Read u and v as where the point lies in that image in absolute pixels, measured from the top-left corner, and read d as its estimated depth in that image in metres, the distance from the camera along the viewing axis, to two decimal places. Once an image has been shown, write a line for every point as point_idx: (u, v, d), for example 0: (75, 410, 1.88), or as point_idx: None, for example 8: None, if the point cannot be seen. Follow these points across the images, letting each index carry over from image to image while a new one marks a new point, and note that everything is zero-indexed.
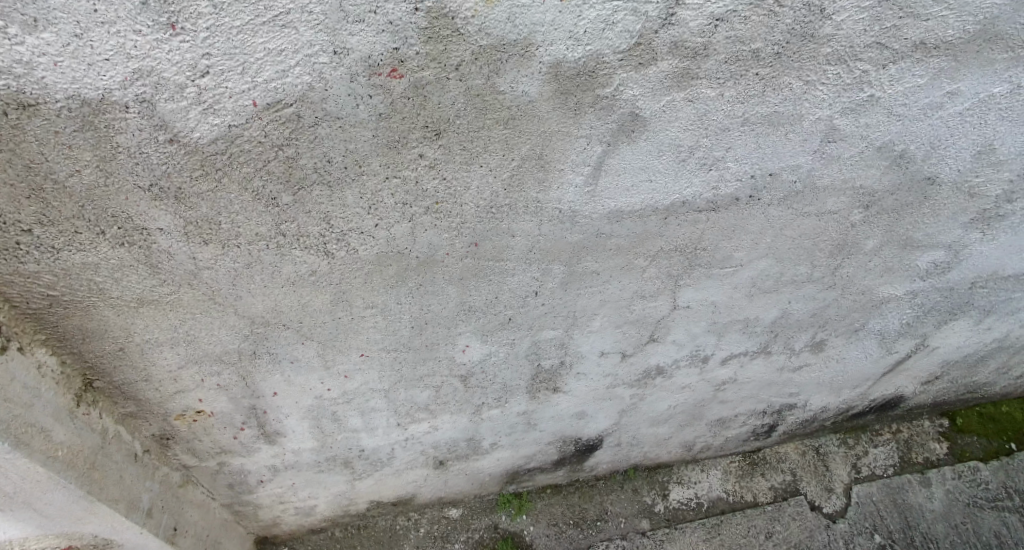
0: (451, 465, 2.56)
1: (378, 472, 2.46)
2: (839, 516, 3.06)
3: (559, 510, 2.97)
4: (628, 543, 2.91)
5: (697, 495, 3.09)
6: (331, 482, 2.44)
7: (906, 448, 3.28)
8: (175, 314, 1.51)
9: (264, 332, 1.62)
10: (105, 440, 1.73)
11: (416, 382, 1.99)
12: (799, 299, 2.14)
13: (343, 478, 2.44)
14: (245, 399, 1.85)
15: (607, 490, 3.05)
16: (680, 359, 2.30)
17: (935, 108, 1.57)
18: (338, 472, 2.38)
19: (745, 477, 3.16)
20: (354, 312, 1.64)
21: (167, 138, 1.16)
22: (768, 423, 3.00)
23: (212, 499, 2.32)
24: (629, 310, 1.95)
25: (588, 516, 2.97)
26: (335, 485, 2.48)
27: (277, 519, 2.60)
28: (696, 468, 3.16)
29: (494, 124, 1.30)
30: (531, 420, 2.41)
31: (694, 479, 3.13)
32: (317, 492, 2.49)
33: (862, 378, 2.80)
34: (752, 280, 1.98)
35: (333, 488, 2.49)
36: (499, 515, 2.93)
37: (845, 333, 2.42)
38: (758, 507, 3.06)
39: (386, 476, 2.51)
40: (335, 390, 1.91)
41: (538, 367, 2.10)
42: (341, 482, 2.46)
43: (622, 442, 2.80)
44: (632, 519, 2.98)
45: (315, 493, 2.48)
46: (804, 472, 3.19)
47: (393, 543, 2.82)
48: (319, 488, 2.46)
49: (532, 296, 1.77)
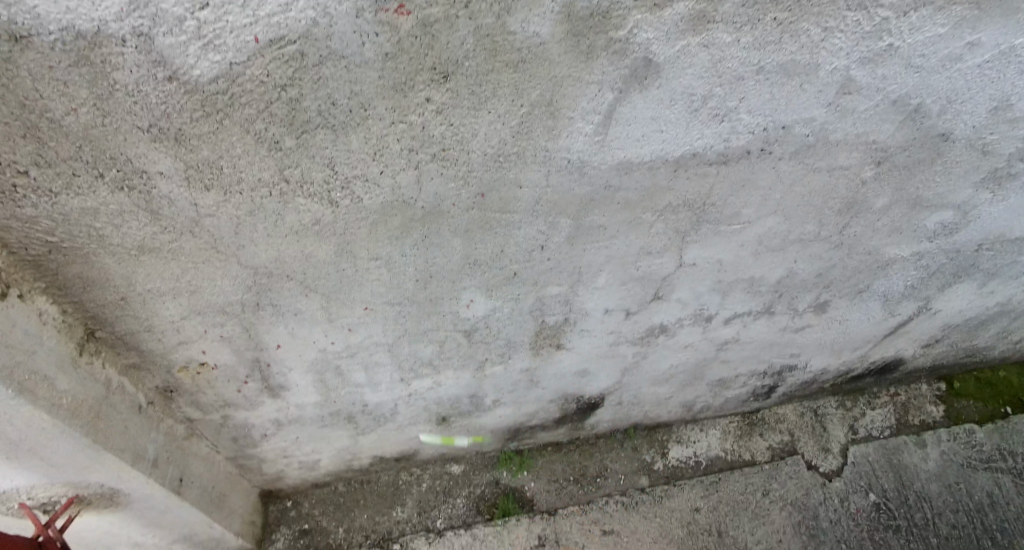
0: (454, 422, 2.58)
1: (382, 428, 2.48)
2: (835, 475, 3.14)
3: (559, 467, 3.10)
4: (627, 498, 3.03)
5: (696, 454, 3.22)
6: (338, 437, 2.47)
7: (903, 411, 3.34)
8: (178, 263, 1.49)
9: (267, 283, 1.61)
10: (109, 389, 1.73)
11: (420, 337, 1.98)
12: (805, 258, 2.12)
13: (348, 435, 2.47)
14: (248, 351, 1.85)
15: (607, 449, 3.18)
16: (683, 317, 2.29)
17: (954, 60, 1.53)
18: (343, 429, 2.41)
19: (743, 437, 3.26)
20: (358, 264, 1.62)
21: (166, 76, 1.12)
22: (768, 384, 3.03)
23: (216, 452, 2.34)
24: (635, 267, 1.94)
25: (588, 473, 3.10)
26: (340, 442, 2.51)
27: (283, 473, 2.64)
28: (695, 429, 3.27)
29: (503, 68, 1.26)
30: (534, 377, 2.41)
31: (692, 438, 3.25)
32: (321, 447, 2.51)
33: (863, 340, 2.80)
34: (759, 238, 1.96)
35: (339, 444, 2.53)
36: (500, 472, 3.05)
37: (849, 294, 2.42)
38: (755, 465, 3.17)
39: (391, 432, 2.53)
40: (339, 344, 1.91)
41: (542, 323, 2.08)
42: (345, 439, 2.50)
43: (622, 400, 2.83)
44: (632, 477, 3.12)
45: (320, 448, 2.51)
46: (802, 433, 3.28)
47: (396, 497, 2.93)
48: (324, 444, 2.49)
49: (538, 251, 1.74)
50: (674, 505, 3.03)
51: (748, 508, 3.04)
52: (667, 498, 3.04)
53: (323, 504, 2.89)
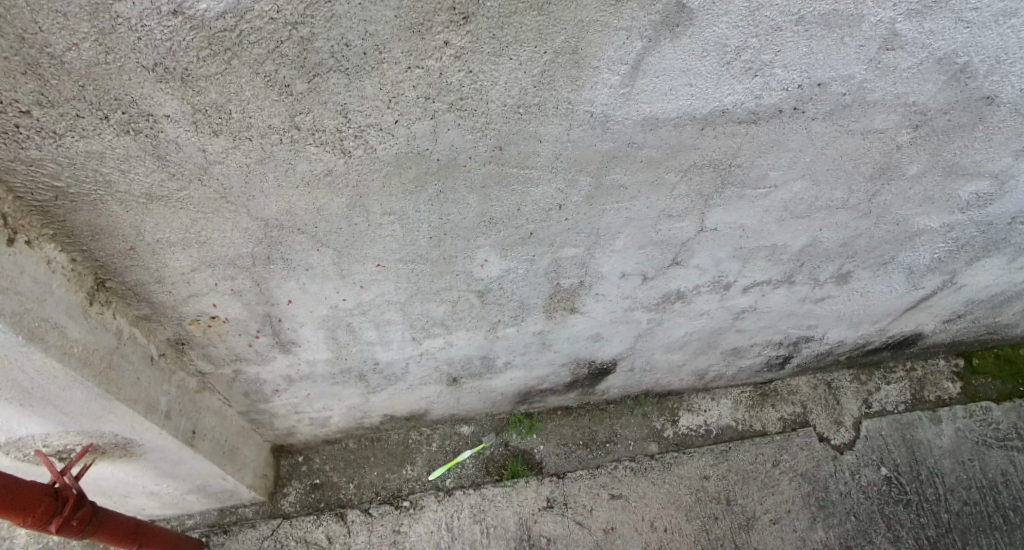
0: (464, 383, 2.57)
1: (392, 387, 2.47)
2: (846, 448, 3.12)
3: (568, 431, 3.11)
4: (636, 464, 3.04)
5: (707, 423, 3.21)
6: (349, 395, 2.47)
7: (919, 387, 3.29)
8: (187, 213, 1.45)
9: (278, 236, 1.57)
10: (120, 340, 1.72)
11: (433, 296, 1.94)
12: (831, 226, 2.05)
13: (358, 394, 2.47)
14: (260, 306, 1.83)
15: (617, 415, 3.18)
16: (701, 284, 2.23)
17: (1008, 14, 1.43)
18: (354, 387, 2.41)
19: (755, 407, 3.25)
20: (371, 219, 1.58)
21: (170, 9, 1.07)
22: (783, 355, 2.98)
23: (228, 406, 2.35)
24: (654, 231, 1.88)
25: (598, 438, 3.11)
26: (351, 400, 2.51)
27: (295, 429, 2.66)
28: (707, 398, 3.27)
29: (527, 10, 1.19)
30: (546, 340, 2.38)
31: (704, 407, 3.25)
32: (332, 404, 2.52)
33: (884, 313, 2.74)
34: (785, 204, 1.89)
35: (349, 402, 2.53)
36: (510, 434, 3.07)
37: (873, 266, 2.35)
38: (766, 436, 3.17)
39: (401, 392, 2.53)
40: (350, 301, 1.88)
41: (556, 286, 2.04)
42: (356, 397, 2.50)
43: (634, 367, 2.80)
44: (641, 443, 3.12)
45: (331, 405, 2.51)
46: (814, 406, 3.25)
47: (406, 455, 2.95)
48: (334, 401, 2.49)
49: (555, 210, 1.69)
50: (683, 472, 3.03)
51: (757, 477, 3.05)
52: (676, 465, 3.05)
53: (334, 460, 2.92)
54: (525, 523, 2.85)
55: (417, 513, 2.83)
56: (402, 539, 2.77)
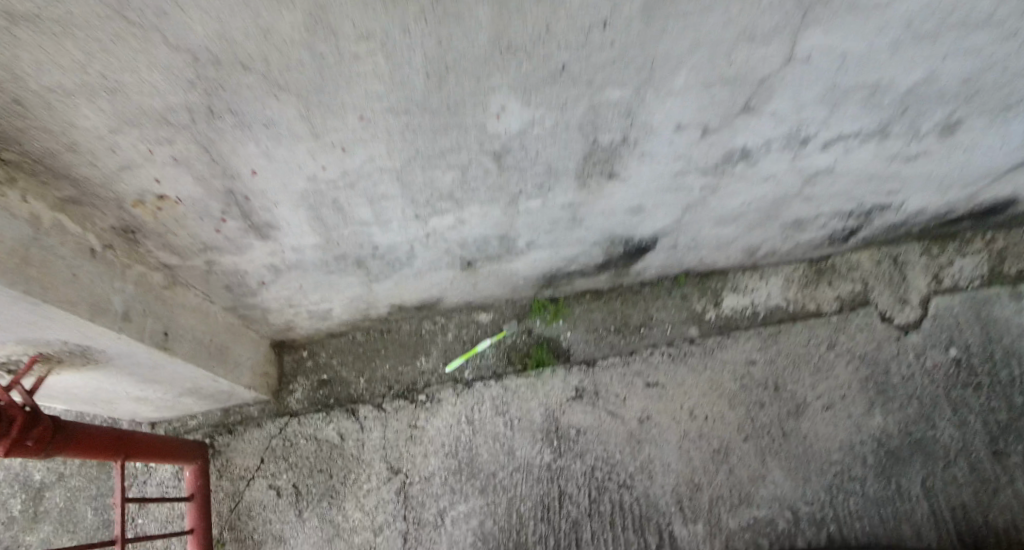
0: (482, 267, 2.21)
1: (397, 274, 2.12)
2: (911, 328, 2.80)
3: (598, 316, 2.78)
4: (675, 350, 2.74)
5: (755, 304, 2.85)
6: (347, 284, 2.12)
7: (999, 260, 2.87)
8: (73, 41, 1.05)
9: (216, 77, 1.15)
10: (40, 230, 1.38)
11: (437, 161, 1.53)
12: (958, 55, 1.55)
13: (360, 282, 2.13)
14: (218, 182, 1.43)
15: (653, 297, 2.83)
16: (774, 140, 1.78)
17: None
18: (352, 274, 2.05)
19: (809, 286, 2.87)
20: (343, 47, 1.14)
21: None
22: (850, 227, 2.57)
23: (210, 303, 2.04)
24: (726, 64, 1.41)
25: (631, 322, 2.78)
26: (351, 289, 2.17)
27: (293, 323, 2.36)
28: (755, 277, 2.89)
29: None
30: (578, 215, 1.97)
31: (751, 287, 2.88)
32: (331, 296, 2.19)
33: (982, 173, 2.28)
34: (907, 19, 1.39)
35: (350, 291, 2.19)
36: (533, 321, 2.76)
37: (991, 111, 1.86)
38: (821, 317, 2.82)
39: (408, 279, 2.18)
40: (334, 171, 1.48)
41: (593, 145, 1.60)
42: (356, 286, 2.15)
43: (678, 244, 2.42)
44: (679, 327, 2.79)
45: (329, 296, 2.18)
46: (877, 283, 2.87)
47: (420, 346, 2.67)
48: (331, 291, 2.15)
49: (598, 29, 1.23)
50: (727, 358, 2.74)
51: (809, 361, 2.76)
52: (719, 350, 2.76)
53: (341, 355, 2.65)
54: (552, 415, 2.61)
55: (435, 407, 2.59)
56: (419, 434, 2.55)
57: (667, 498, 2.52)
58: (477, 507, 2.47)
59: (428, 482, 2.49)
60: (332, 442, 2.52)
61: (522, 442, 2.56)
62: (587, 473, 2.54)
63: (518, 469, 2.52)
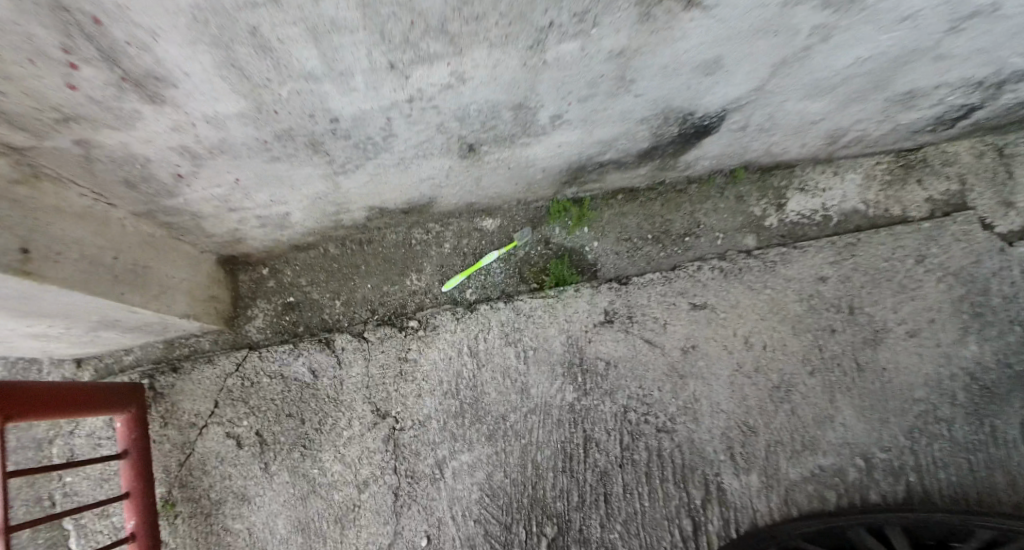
0: (488, 153, 1.63)
1: (372, 162, 1.55)
2: (1017, 238, 2.16)
3: (632, 222, 2.23)
4: (727, 264, 2.20)
5: (824, 207, 2.31)
6: (304, 177, 1.56)
7: None
8: None
9: None
10: None
11: None
12: None
13: (323, 174, 1.56)
14: None
15: (700, 199, 2.26)
16: None
17: None
18: (307, 162, 1.50)
19: (893, 185, 2.30)
20: None
21: None
22: (970, 106, 1.95)
23: (109, 210, 1.54)
24: None
25: (673, 231, 2.24)
26: (311, 185, 1.61)
27: (242, 234, 1.81)
28: (827, 174, 2.32)
29: None
30: (630, 73, 1.39)
31: (823, 187, 2.32)
32: (283, 196, 1.64)
33: None
34: None
35: (311, 188, 1.63)
36: (551, 229, 2.20)
37: None
38: (910, 224, 2.23)
39: (386, 168, 1.61)
40: None
41: None
42: (314, 179, 1.58)
43: (747, 128, 1.82)
44: (733, 237, 2.25)
45: (280, 195, 1.62)
46: (978, 181, 2.24)
47: (410, 261, 2.14)
48: (283, 188, 1.59)
49: None
50: (792, 274, 2.20)
51: (892, 277, 2.19)
52: (783, 264, 2.21)
53: (310, 273, 2.13)
54: (575, 344, 2.09)
55: (430, 336, 2.07)
56: (409, 369, 2.04)
57: (715, 444, 2.06)
58: (483, 456, 2.00)
59: (421, 426, 2.01)
60: (303, 380, 2.03)
61: (537, 378, 2.06)
62: (617, 415, 2.06)
63: (533, 411, 2.03)
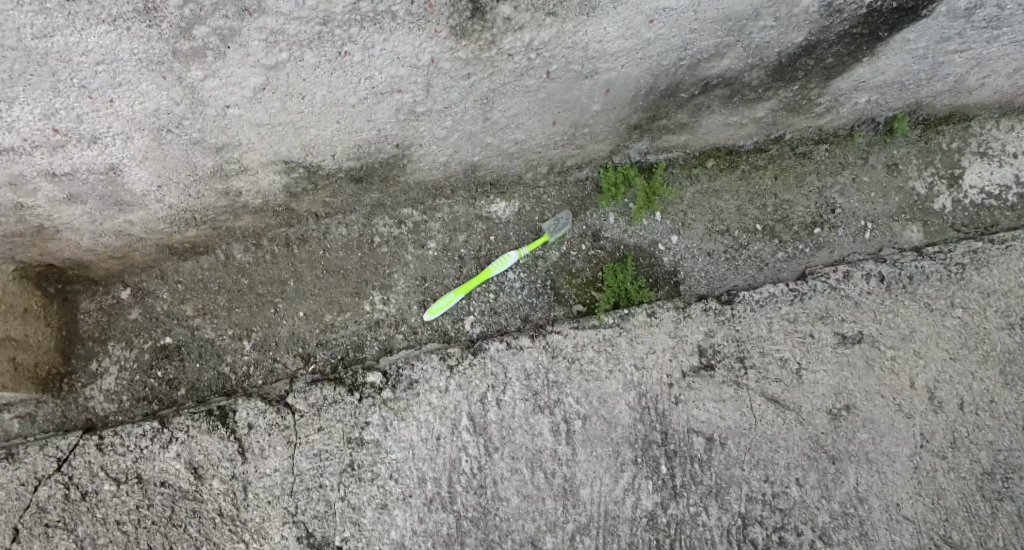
0: (511, 14, 0.91)
1: (287, 31, 0.87)
2: None
3: (727, 202, 1.38)
4: (889, 269, 1.28)
5: (1017, 181, 1.39)
6: (89, 47, 0.83)
7: None
8: None
9: None
10: None
11: None
12: None
13: (142, 41, 0.84)
14: None
15: (830, 166, 1.40)
16: None
17: None
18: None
19: None
20: None
21: None
22: None
23: None
24: None
25: (795, 218, 1.39)
26: (127, 80, 0.89)
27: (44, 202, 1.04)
28: (1014, 133, 1.40)
29: None
30: None
31: (1015, 150, 1.39)
32: (93, 99, 0.90)
33: None
34: None
35: (138, 92, 0.91)
36: (603, 214, 1.36)
37: None
38: None
39: (288, 32, 0.87)
40: None
41: None
42: (121, 52, 0.85)
43: (969, 24, 1.11)
44: (890, 227, 1.39)
45: (67, 92, 0.88)
46: None
47: (371, 270, 1.29)
48: (71, 72, 0.86)
49: None
50: (988, 287, 1.25)
51: None
52: (974, 269, 1.26)
53: (201, 297, 1.27)
54: (651, 408, 1.17)
55: (403, 401, 1.16)
56: (363, 460, 1.13)
57: None
58: None
59: None
60: (178, 486, 1.09)
61: (589, 470, 1.14)
62: (732, 533, 1.13)
63: (586, 528, 1.11)
